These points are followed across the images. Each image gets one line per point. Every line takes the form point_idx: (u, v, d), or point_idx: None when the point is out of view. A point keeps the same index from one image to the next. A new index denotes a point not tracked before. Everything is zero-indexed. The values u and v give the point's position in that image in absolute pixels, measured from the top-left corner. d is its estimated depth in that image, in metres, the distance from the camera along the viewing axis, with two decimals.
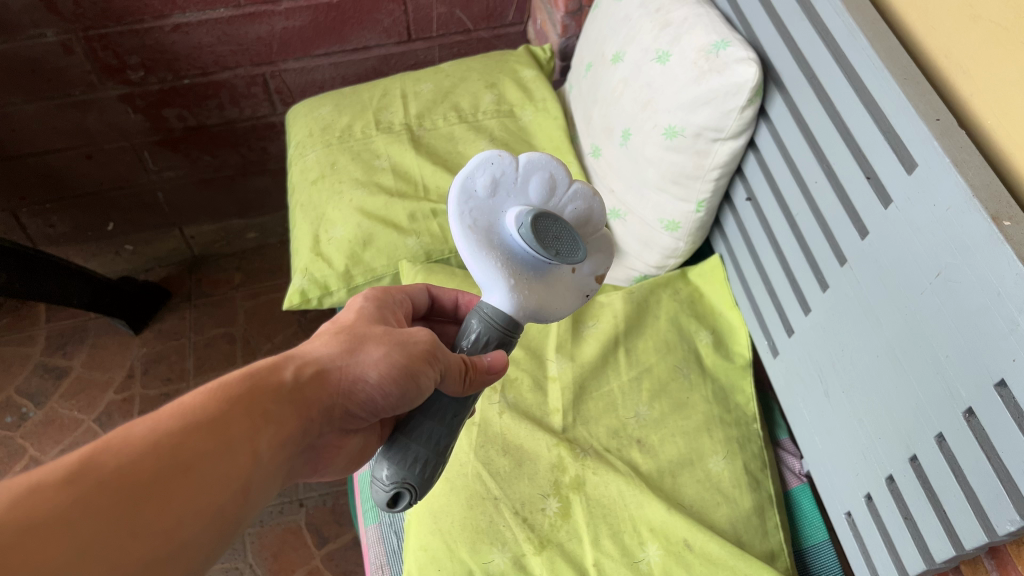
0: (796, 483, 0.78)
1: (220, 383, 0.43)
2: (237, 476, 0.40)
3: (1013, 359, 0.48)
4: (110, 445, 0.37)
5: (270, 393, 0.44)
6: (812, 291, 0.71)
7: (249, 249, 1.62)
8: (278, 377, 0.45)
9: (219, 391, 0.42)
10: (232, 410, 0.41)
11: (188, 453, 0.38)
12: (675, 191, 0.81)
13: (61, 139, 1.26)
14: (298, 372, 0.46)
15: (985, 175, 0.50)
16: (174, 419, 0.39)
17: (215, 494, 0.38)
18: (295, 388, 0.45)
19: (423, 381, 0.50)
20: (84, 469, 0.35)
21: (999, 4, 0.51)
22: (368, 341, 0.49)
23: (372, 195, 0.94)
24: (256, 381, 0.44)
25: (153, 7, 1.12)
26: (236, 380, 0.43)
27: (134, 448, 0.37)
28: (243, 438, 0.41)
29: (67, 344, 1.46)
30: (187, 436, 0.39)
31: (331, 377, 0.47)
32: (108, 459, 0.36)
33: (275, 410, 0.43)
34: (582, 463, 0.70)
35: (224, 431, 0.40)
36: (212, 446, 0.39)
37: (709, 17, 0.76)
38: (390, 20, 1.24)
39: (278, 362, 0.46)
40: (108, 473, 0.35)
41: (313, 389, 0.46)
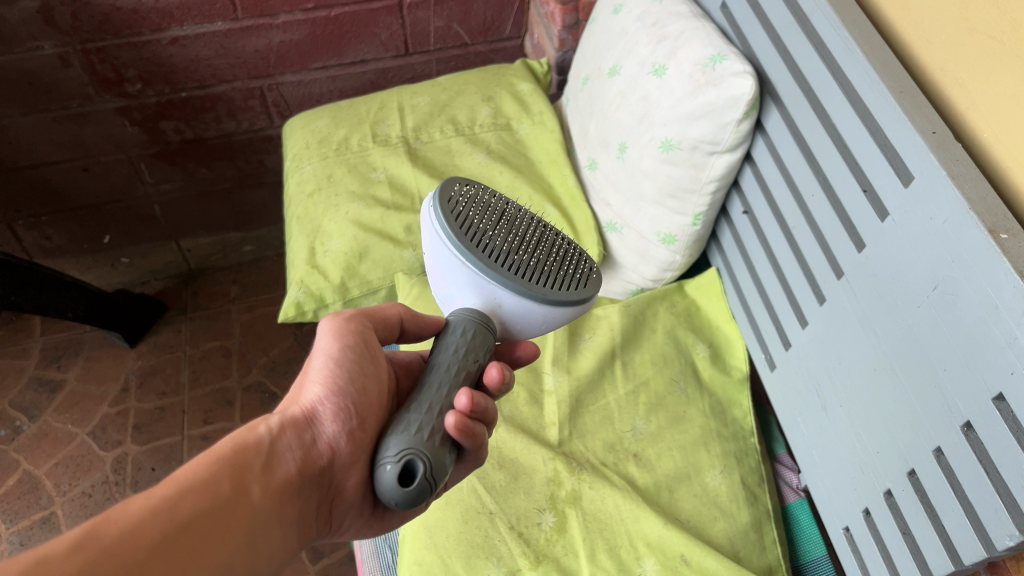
0: (794, 497, 0.78)
1: (206, 450, 0.47)
2: (232, 527, 0.44)
3: (1012, 373, 0.47)
4: (109, 518, 0.40)
5: (250, 449, 0.48)
6: (809, 304, 0.71)
7: (246, 262, 1.62)
8: (255, 433, 0.49)
9: (206, 455, 0.47)
10: (220, 469, 0.46)
11: (183, 517, 0.42)
12: (672, 204, 0.81)
13: (58, 152, 1.26)
14: (271, 423, 0.51)
15: (981, 189, 0.50)
16: (168, 485, 0.43)
17: (213, 547, 0.43)
18: (271, 438, 0.50)
19: (359, 360, 0.55)
20: (89, 538, 0.38)
21: (996, 17, 0.50)
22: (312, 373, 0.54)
23: (368, 208, 0.94)
24: (237, 440, 0.48)
25: (151, 20, 1.12)
26: (219, 444, 0.47)
27: (134, 515, 0.41)
28: (231, 492, 0.45)
29: (62, 357, 1.45)
30: (180, 500, 0.43)
31: (299, 422, 0.52)
32: (111, 529, 0.39)
33: (255, 463, 0.48)
34: (578, 478, 0.70)
35: (211, 489, 0.44)
36: (203, 505, 0.43)
37: (706, 30, 0.76)
38: (387, 33, 1.24)
39: (252, 422, 0.51)
40: (112, 541, 0.39)
41: (286, 434, 0.50)
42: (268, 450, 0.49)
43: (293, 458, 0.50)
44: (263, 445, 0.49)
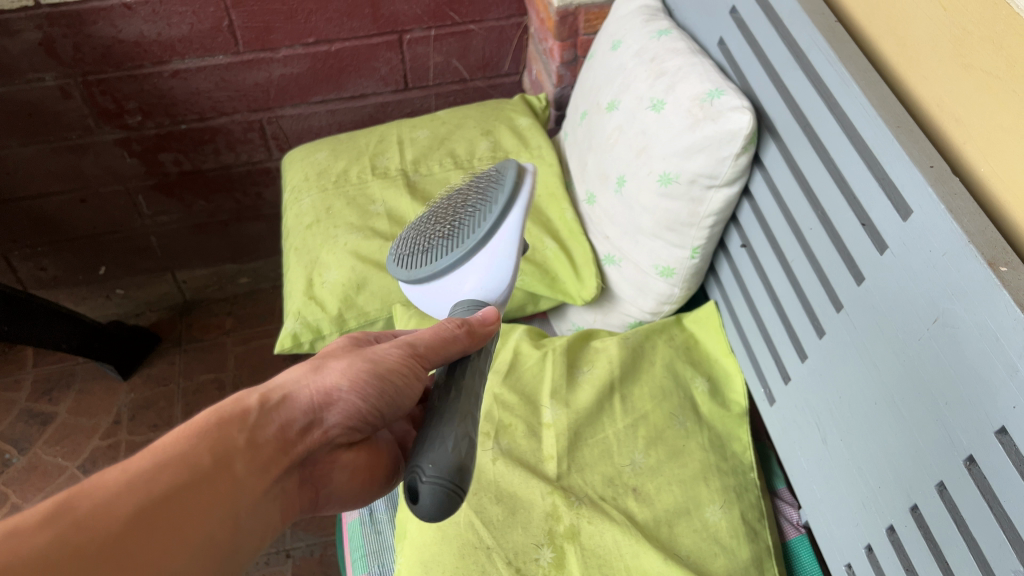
0: (795, 534, 0.76)
1: (190, 420, 0.46)
2: (216, 500, 0.43)
3: (1014, 407, 0.47)
4: (83, 490, 0.40)
5: (241, 419, 0.47)
6: (808, 338, 0.70)
7: (242, 294, 1.61)
8: (245, 404, 0.48)
9: (189, 425, 0.46)
10: (204, 440, 0.45)
11: (162, 485, 0.41)
12: (669, 238, 0.82)
13: (56, 183, 1.26)
14: (266, 398, 0.49)
15: (980, 222, 0.50)
16: (148, 456, 0.43)
17: (195, 519, 0.42)
18: (261, 412, 0.48)
19: (401, 382, 0.53)
20: (59, 512, 0.38)
21: (991, 53, 0.51)
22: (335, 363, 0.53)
23: (367, 239, 0.94)
24: (224, 408, 0.47)
25: (152, 53, 1.13)
26: (207, 413, 0.46)
27: (107, 487, 0.40)
28: (215, 463, 0.44)
29: (53, 389, 1.44)
30: (160, 470, 0.42)
31: (298, 400, 0.50)
32: (84, 502, 0.39)
33: (245, 435, 0.46)
34: (577, 512, 0.69)
35: (196, 459, 0.44)
36: (185, 475, 0.43)
37: (704, 66, 0.77)
38: (387, 68, 1.25)
39: (245, 392, 0.49)
40: (84, 514, 0.39)
41: (283, 411, 0.49)
42: (255, 423, 0.47)
43: (286, 437, 0.49)
44: (252, 419, 0.47)
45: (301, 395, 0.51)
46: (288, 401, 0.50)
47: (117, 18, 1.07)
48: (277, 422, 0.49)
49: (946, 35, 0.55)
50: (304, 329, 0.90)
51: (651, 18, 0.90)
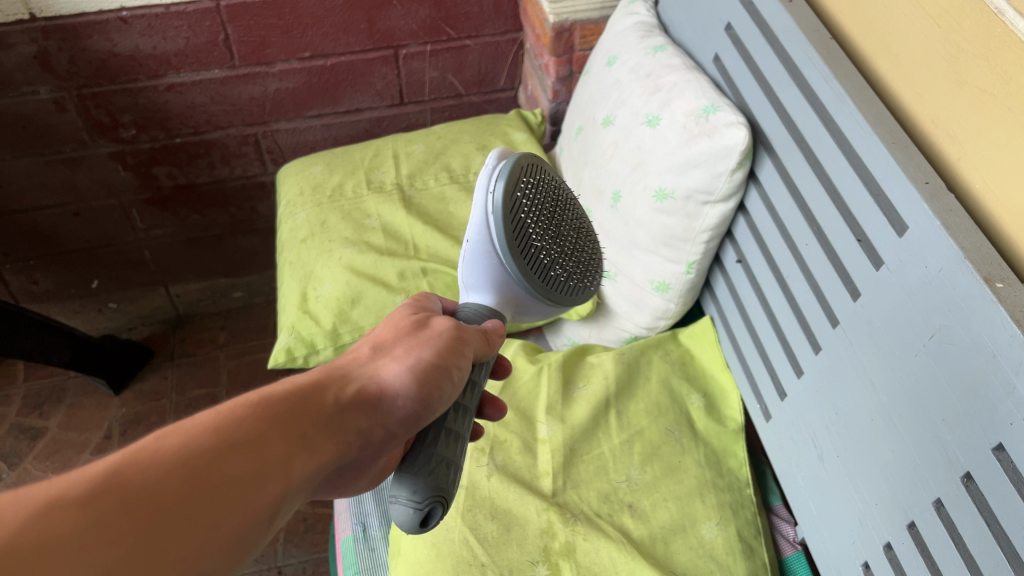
0: (790, 551, 0.76)
1: (260, 403, 0.42)
2: (263, 500, 0.39)
3: (1011, 423, 0.47)
4: (136, 458, 0.35)
5: (310, 417, 0.43)
6: (804, 354, 0.70)
7: (235, 308, 1.61)
8: (319, 400, 0.45)
9: (260, 408, 0.41)
10: (271, 430, 0.41)
11: (216, 474, 0.37)
12: (665, 253, 0.82)
13: (50, 196, 1.25)
14: (339, 397, 0.46)
15: (976, 238, 0.50)
16: (208, 435, 0.38)
17: (239, 517, 0.37)
18: (334, 410, 0.45)
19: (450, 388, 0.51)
20: (109, 481, 0.34)
21: (986, 70, 0.51)
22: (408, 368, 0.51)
23: (362, 253, 0.94)
24: (296, 399, 0.44)
25: (147, 67, 1.13)
26: (281, 399, 0.43)
27: (161, 464, 0.36)
28: (275, 459, 0.40)
29: (44, 404, 1.43)
30: (219, 456, 0.38)
31: (369, 401, 0.47)
32: (137, 473, 0.35)
33: (310, 434, 0.43)
34: (572, 529, 0.68)
35: (257, 451, 0.39)
36: (244, 468, 0.38)
37: (699, 82, 0.77)
38: (382, 83, 1.25)
39: (325, 381, 0.47)
40: (134, 489, 0.34)
41: (353, 412, 0.46)
42: (328, 420, 0.44)
43: (350, 440, 0.45)
44: (326, 416, 0.44)
45: (373, 400, 0.48)
46: (359, 403, 0.47)
47: (112, 32, 1.07)
48: (342, 425, 0.45)
49: (940, 51, 0.56)
50: (298, 344, 0.89)
51: (646, 34, 0.90)
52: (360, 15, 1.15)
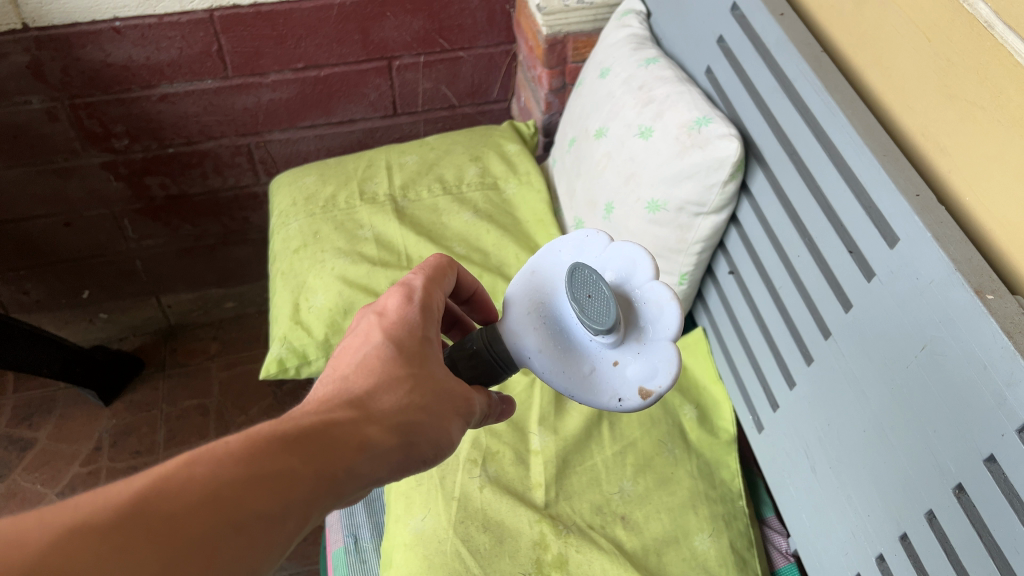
0: (783, 562, 0.76)
1: (296, 433, 0.38)
2: (284, 544, 0.35)
3: (1002, 434, 0.47)
4: (165, 485, 0.33)
5: (344, 455, 0.39)
6: (796, 365, 0.70)
7: (227, 319, 1.60)
8: (355, 437, 0.41)
9: (296, 440, 0.38)
10: (305, 467, 0.37)
11: (243, 511, 0.34)
12: (658, 264, 0.82)
13: (41, 206, 1.25)
14: (377, 434, 0.42)
15: (966, 250, 0.51)
16: (241, 464, 0.35)
17: (260, 559, 0.34)
18: (370, 449, 0.41)
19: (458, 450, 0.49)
20: (135, 511, 0.31)
21: (976, 83, 0.52)
22: (440, 420, 0.46)
23: (354, 264, 0.94)
24: (330, 431, 0.40)
25: (140, 77, 1.13)
26: (314, 430, 0.39)
27: (190, 494, 0.33)
28: (307, 500, 0.37)
29: (33, 415, 1.42)
30: (249, 490, 0.34)
31: (399, 447, 0.43)
32: (165, 504, 0.32)
33: (343, 475, 0.39)
34: (564, 541, 0.68)
35: (289, 489, 0.36)
36: (272, 506, 0.35)
37: (691, 94, 0.77)
38: (376, 94, 1.26)
39: (361, 415, 0.42)
40: (160, 519, 0.32)
41: (386, 456, 0.42)
42: (361, 457, 0.40)
43: (379, 479, 0.42)
44: (361, 453, 0.40)
45: (408, 442, 0.44)
46: (394, 446, 0.43)
47: (105, 42, 1.07)
48: (375, 468, 0.41)
49: (930, 65, 0.56)
50: (290, 355, 0.89)
51: (638, 46, 0.91)
52: (353, 26, 1.15)
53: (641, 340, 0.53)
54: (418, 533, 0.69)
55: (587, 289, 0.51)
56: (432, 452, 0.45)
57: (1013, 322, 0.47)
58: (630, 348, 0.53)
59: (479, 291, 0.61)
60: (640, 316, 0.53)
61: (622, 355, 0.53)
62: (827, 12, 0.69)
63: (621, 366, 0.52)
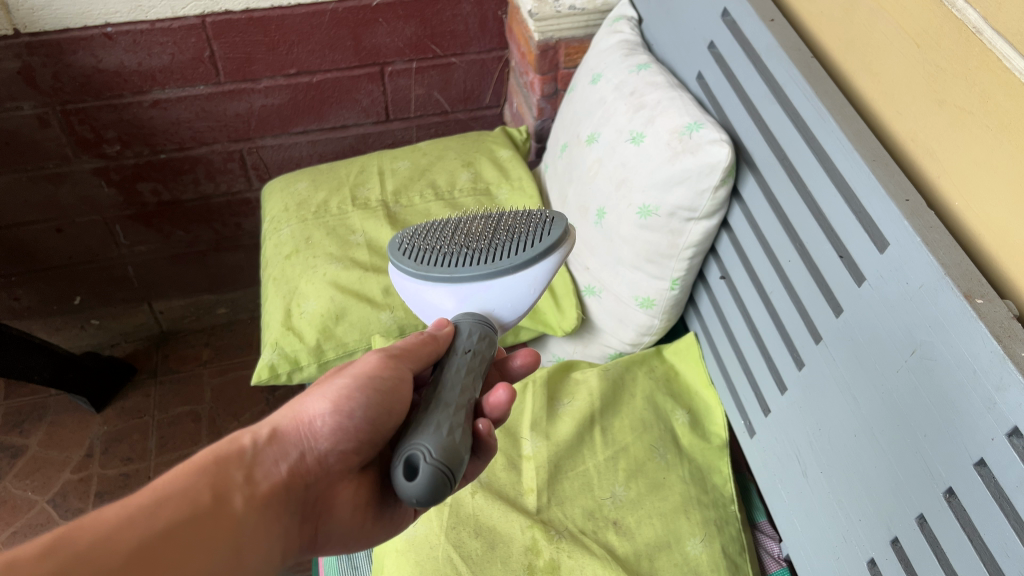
0: (775, 567, 0.76)
1: (181, 465, 0.47)
2: (215, 535, 0.44)
3: (991, 439, 0.47)
4: (82, 525, 0.41)
5: (227, 461, 0.49)
6: (788, 369, 0.70)
7: (219, 325, 1.60)
8: (239, 445, 0.50)
9: (183, 467, 0.47)
10: (199, 481, 0.46)
11: (163, 523, 0.43)
12: (649, 269, 0.82)
13: (32, 213, 1.25)
14: (256, 437, 0.52)
15: (956, 254, 0.51)
16: (143, 496, 0.44)
17: (196, 551, 0.43)
18: (254, 451, 0.51)
19: (383, 388, 0.55)
20: (59, 546, 0.39)
21: (964, 87, 0.52)
22: (316, 390, 0.55)
23: (346, 269, 0.94)
24: (218, 454, 0.49)
25: (132, 83, 1.13)
26: (201, 457, 0.48)
27: (108, 521, 0.41)
28: (213, 501, 0.46)
29: (24, 422, 1.42)
30: (159, 509, 0.43)
31: (290, 429, 0.53)
32: (84, 536, 0.40)
33: (236, 471, 0.48)
34: (557, 546, 0.68)
35: (193, 499, 0.45)
36: (186, 512, 0.44)
37: (682, 100, 0.78)
38: (368, 100, 1.26)
39: (236, 435, 0.52)
40: (85, 547, 0.40)
41: (275, 444, 0.52)
42: (251, 461, 0.50)
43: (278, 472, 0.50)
44: (247, 460, 0.50)
45: (298, 422, 0.53)
46: (283, 432, 0.53)
47: (97, 48, 1.07)
48: (272, 463, 0.51)
49: (919, 71, 0.56)
50: (281, 360, 0.89)
51: (630, 52, 0.91)
52: (345, 32, 1.15)
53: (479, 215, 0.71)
54: (410, 539, 0.69)
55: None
56: (326, 407, 0.53)
57: (1002, 327, 0.47)
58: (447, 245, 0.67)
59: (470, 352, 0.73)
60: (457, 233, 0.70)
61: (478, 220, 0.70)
62: (816, 18, 0.69)
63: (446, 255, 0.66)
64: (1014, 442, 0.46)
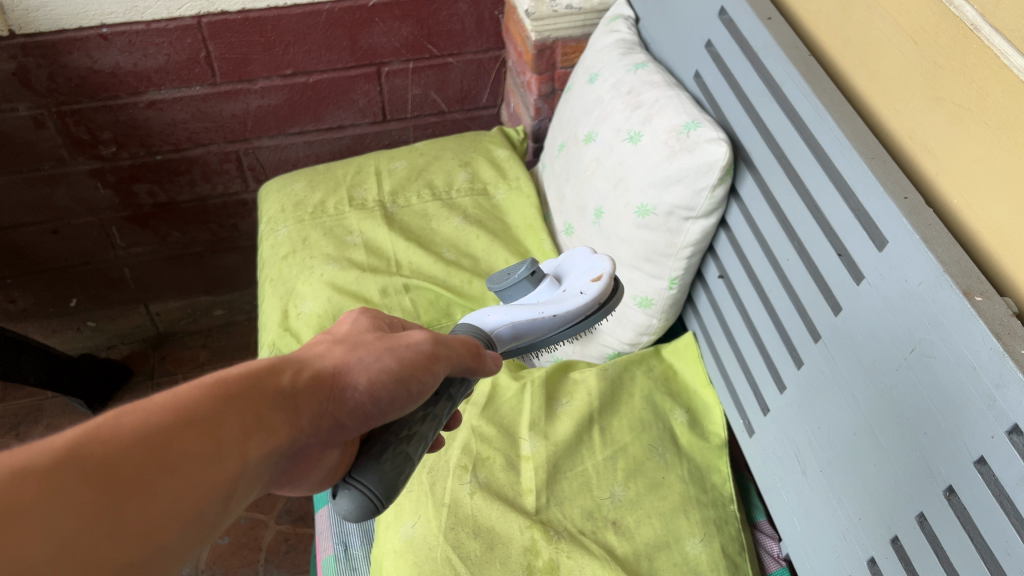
0: (775, 567, 0.76)
1: (215, 380, 0.39)
2: (218, 480, 0.36)
3: (991, 436, 0.47)
4: (95, 433, 0.34)
5: (260, 396, 0.40)
6: (786, 368, 0.70)
7: (216, 326, 1.60)
8: (277, 379, 0.41)
9: (216, 387, 0.38)
10: (225, 410, 0.38)
11: (176, 451, 0.35)
12: (648, 268, 0.82)
13: (28, 215, 1.24)
14: (296, 378, 0.42)
15: (954, 252, 0.51)
16: (164, 413, 0.36)
17: (196, 493, 0.35)
18: (291, 393, 0.41)
19: (417, 390, 0.47)
20: (71, 456, 0.32)
21: (963, 85, 0.52)
22: (372, 352, 0.46)
23: (343, 270, 0.93)
24: (255, 378, 0.40)
25: (128, 83, 1.12)
26: (235, 377, 0.39)
27: (122, 437, 0.34)
28: (236, 437, 0.37)
29: (21, 425, 1.41)
30: (177, 433, 0.35)
31: (329, 382, 0.44)
32: (97, 448, 0.33)
33: (267, 412, 0.40)
34: (556, 546, 0.68)
35: (213, 431, 0.37)
36: (205, 447, 0.36)
37: (680, 98, 0.78)
38: (365, 100, 1.25)
39: (278, 363, 0.42)
40: (94, 462, 0.33)
41: (312, 394, 0.42)
42: (284, 402, 0.41)
43: (305, 422, 0.41)
44: (282, 399, 0.41)
45: (339, 381, 0.44)
46: (320, 384, 0.43)
47: (92, 49, 1.07)
48: (302, 406, 0.42)
49: (917, 68, 0.56)
50: None
51: (627, 51, 0.91)
52: (341, 32, 1.15)
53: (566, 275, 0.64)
54: (409, 540, 0.69)
55: (505, 272, 0.65)
56: (368, 389, 0.44)
57: (1001, 324, 0.47)
58: (567, 282, 0.63)
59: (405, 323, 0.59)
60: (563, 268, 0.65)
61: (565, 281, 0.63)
62: (814, 16, 0.69)
63: (569, 288, 0.62)
64: (1014, 439, 0.46)
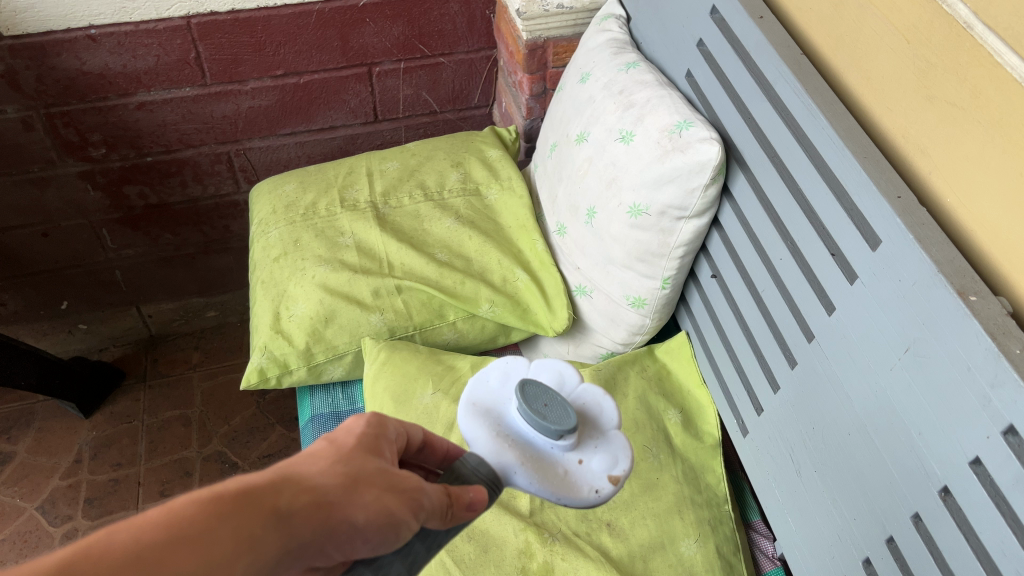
0: (769, 566, 0.76)
1: (217, 491, 0.34)
2: None
3: (986, 436, 0.47)
4: (86, 553, 0.30)
5: (265, 512, 0.35)
6: (779, 367, 0.70)
7: (209, 328, 1.59)
8: (275, 496, 0.36)
9: (217, 500, 0.34)
10: (220, 529, 0.33)
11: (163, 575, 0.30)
12: (641, 269, 0.82)
13: (16, 217, 1.23)
14: (292, 498, 0.36)
15: (948, 251, 0.51)
16: (158, 528, 0.32)
17: None
18: (288, 515, 0.36)
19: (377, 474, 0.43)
20: None
21: (956, 84, 0.52)
22: (366, 487, 0.39)
23: (335, 272, 0.93)
24: (255, 494, 0.35)
25: (117, 85, 1.12)
26: (237, 488, 0.35)
27: (111, 557, 0.30)
28: (229, 559, 0.33)
29: (12, 429, 1.40)
30: (169, 553, 0.31)
31: (327, 510, 0.37)
32: (86, 569, 0.29)
33: (263, 532, 0.34)
34: (550, 549, 0.68)
35: (207, 551, 0.32)
36: (195, 569, 0.31)
37: (672, 98, 0.77)
38: (356, 100, 1.25)
39: (277, 482, 0.37)
40: None
41: (309, 521, 0.36)
42: (280, 523, 0.35)
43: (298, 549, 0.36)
44: (280, 519, 0.35)
45: (338, 506, 0.38)
46: (318, 510, 0.37)
47: (81, 50, 1.06)
48: (300, 526, 0.36)
49: (909, 67, 0.56)
50: (270, 364, 0.89)
51: (619, 50, 0.90)
52: (333, 33, 1.14)
53: (598, 440, 0.53)
54: None
55: (542, 398, 0.52)
56: (360, 521, 0.38)
57: (996, 324, 0.47)
58: (589, 446, 0.53)
59: (430, 435, 0.52)
60: (594, 415, 0.55)
61: (587, 454, 0.52)
62: (806, 15, 0.69)
63: (586, 464, 0.52)
64: (1010, 440, 0.46)
